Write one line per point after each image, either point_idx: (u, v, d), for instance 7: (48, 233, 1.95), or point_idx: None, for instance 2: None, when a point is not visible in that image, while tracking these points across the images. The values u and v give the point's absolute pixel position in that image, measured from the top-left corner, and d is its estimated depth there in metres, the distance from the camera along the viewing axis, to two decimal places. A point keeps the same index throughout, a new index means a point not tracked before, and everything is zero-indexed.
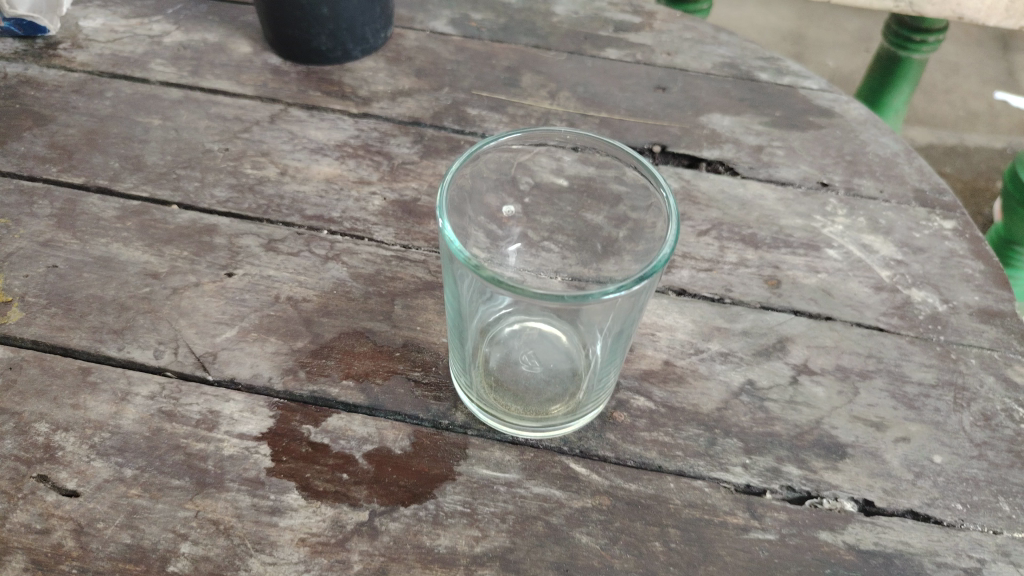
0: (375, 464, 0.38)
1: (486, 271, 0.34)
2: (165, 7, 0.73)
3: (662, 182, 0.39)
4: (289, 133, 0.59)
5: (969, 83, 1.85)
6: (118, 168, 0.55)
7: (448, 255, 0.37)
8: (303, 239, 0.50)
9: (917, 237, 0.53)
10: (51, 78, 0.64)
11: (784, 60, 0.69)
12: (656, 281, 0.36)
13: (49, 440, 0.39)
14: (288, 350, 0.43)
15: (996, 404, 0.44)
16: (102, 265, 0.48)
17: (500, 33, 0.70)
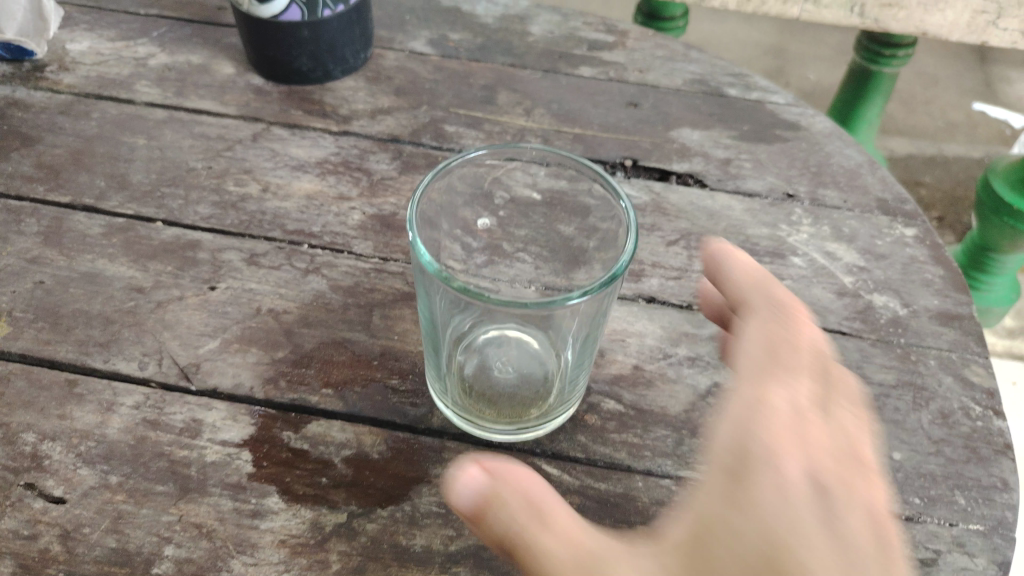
0: (353, 468, 0.40)
1: (457, 282, 0.35)
2: (150, 30, 0.75)
3: (621, 194, 0.41)
4: (271, 151, 0.61)
5: (946, 95, 1.88)
6: (104, 187, 0.57)
7: (419, 267, 0.38)
8: (284, 253, 0.52)
9: (879, 244, 0.55)
10: (38, 100, 0.65)
11: (753, 75, 0.71)
12: (618, 287, 0.37)
13: (36, 449, 0.40)
14: (269, 359, 0.45)
15: (954, 402, 0.45)
16: (88, 280, 0.49)
17: (477, 52, 0.72)
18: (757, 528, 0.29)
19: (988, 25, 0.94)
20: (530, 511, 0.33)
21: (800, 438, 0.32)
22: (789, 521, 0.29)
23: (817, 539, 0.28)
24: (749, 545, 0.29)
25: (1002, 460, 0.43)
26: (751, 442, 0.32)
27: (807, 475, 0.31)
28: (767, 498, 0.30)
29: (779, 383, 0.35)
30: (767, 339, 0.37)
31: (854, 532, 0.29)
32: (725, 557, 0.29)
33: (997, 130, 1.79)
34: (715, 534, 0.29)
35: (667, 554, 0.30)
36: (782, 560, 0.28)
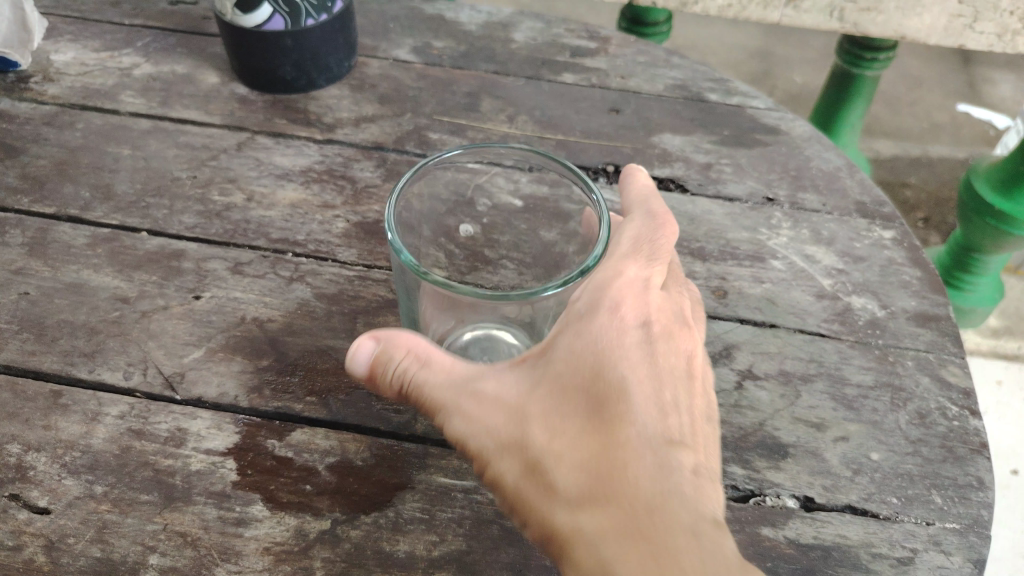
0: (336, 474, 0.40)
1: (433, 276, 0.36)
2: (135, 40, 0.75)
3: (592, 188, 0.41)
4: (255, 160, 0.61)
5: (930, 96, 1.90)
6: (88, 197, 0.57)
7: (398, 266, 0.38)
8: (269, 262, 0.52)
9: (858, 247, 0.56)
10: (23, 111, 0.65)
11: (734, 80, 0.72)
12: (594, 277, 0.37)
13: (21, 460, 0.40)
14: (254, 368, 0.45)
15: (931, 402, 0.46)
16: (73, 291, 0.50)
17: (461, 60, 0.72)
18: (594, 356, 0.35)
19: (965, 28, 0.95)
20: (417, 357, 0.38)
21: (643, 294, 0.38)
22: (621, 355, 0.35)
23: (642, 372, 0.35)
24: (584, 372, 0.35)
25: (977, 459, 0.43)
26: (608, 296, 0.37)
27: (642, 321, 0.37)
28: (604, 335, 0.36)
29: (636, 257, 0.40)
30: (634, 236, 0.42)
31: (667, 364, 0.36)
32: (567, 379, 0.35)
33: (982, 130, 1.81)
34: (559, 362, 0.36)
35: (522, 373, 0.36)
36: (610, 383, 0.35)
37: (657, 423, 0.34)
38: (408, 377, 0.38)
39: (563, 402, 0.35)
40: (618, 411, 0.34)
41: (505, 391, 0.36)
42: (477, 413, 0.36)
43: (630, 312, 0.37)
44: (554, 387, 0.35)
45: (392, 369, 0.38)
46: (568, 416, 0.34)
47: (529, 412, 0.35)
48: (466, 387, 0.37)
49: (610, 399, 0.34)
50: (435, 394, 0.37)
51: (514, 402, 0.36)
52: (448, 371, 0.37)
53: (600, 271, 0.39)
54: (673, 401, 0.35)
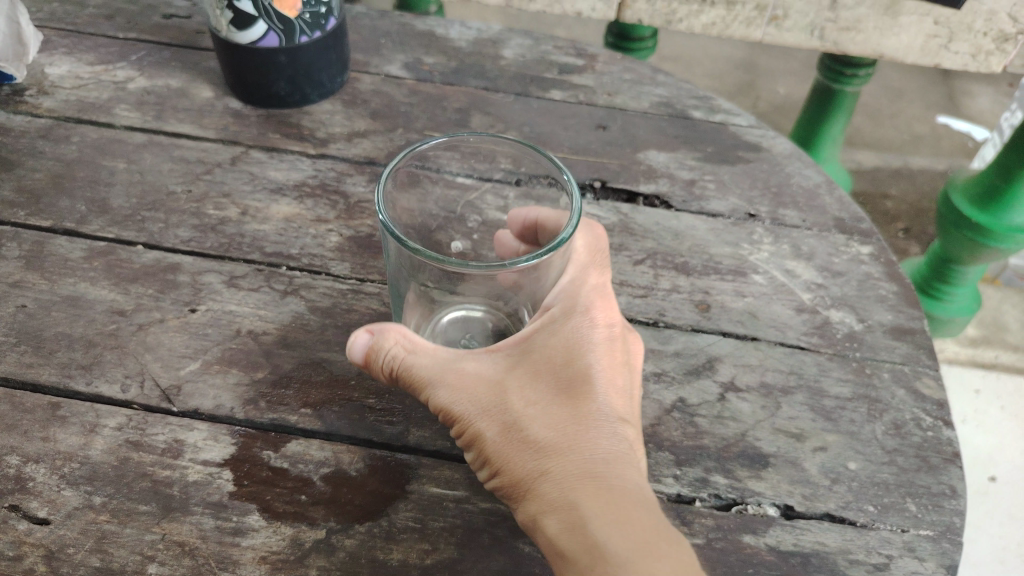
0: (331, 484, 0.41)
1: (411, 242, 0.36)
2: (129, 54, 0.76)
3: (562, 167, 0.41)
4: (249, 175, 0.62)
5: (910, 108, 1.93)
6: (84, 211, 0.58)
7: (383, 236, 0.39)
8: (263, 275, 0.53)
9: (837, 262, 0.58)
10: (18, 124, 0.66)
11: (717, 98, 0.74)
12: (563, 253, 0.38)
13: (21, 472, 0.41)
14: (249, 381, 0.46)
15: (906, 413, 0.48)
16: (70, 304, 0.50)
17: (451, 76, 0.74)
18: (566, 344, 0.39)
19: (940, 48, 0.97)
20: (404, 337, 0.40)
21: (607, 299, 0.41)
22: (591, 343, 0.39)
23: (608, 359, 0.39)
24: (557, 357, 0.39)
25: (950, 468, 0.45)
26: (577, 295, 0.41)
27: (608, 317, 0.40)
28: (576, 327, 0.39)
29: (599, 265, 0.43)
30: (591, 242, 0.44)
31: (627, 356, 0.40)
32: (539, 361, 0.39)
33: (960, 141, 1.84)
34: (533, 346, 0.39)
35: (498, 354, 0.39)
36: (580, 366, 0.38)
37: (618, 404, 0.38)
38: (392, 358, 0.40)
39: (536, 381, 0.38)
40: (586, 390, 0.38)
41: (483, 370, 0.39)
42: (454, 388, 0.39)
43: (598, 309, 0.40)
44: (528, 368, 0.39)
45: (380, 352, 0.40)
46: (540, 392, 0.38)
47: (505, 387, 0.38)
48: (447, 366, 0.39)
49: (580, 381, 0.38)
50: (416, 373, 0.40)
51: (490, 380, 0.38)
52: (430, 352, 0.39)
53: (568, 272, 0.42)
54: (630, 389, 0.39)
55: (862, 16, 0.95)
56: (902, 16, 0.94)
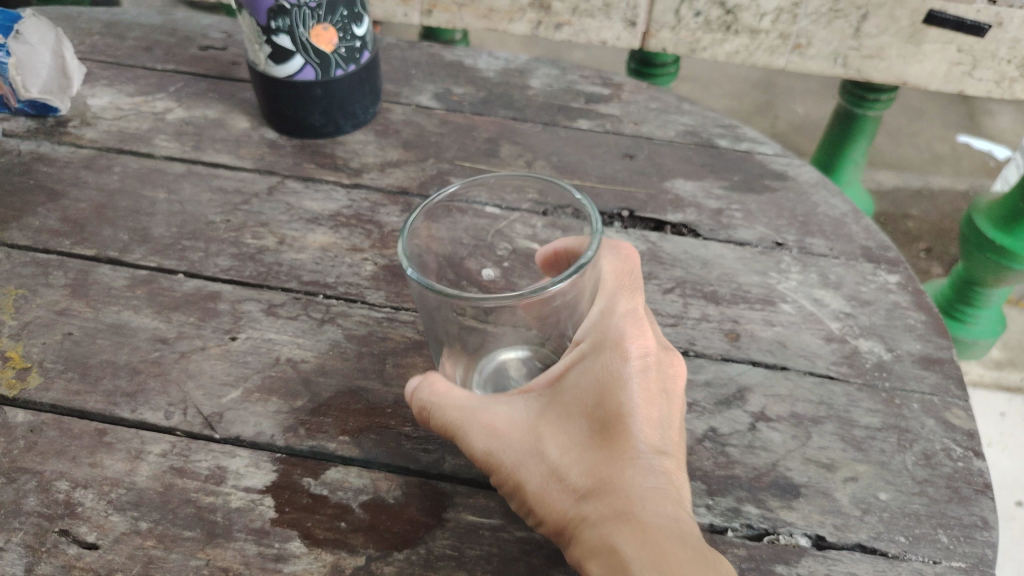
0: (369, 512, 0.42)
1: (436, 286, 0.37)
2: (167, 85, 0.78)
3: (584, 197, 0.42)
4: (285, 205, 0.64)
5: (932, 128, 1.93)
6: (127, 240, 0.60)
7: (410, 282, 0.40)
8: (301, 304, 0.55)
9: (864, 291, 0.58)
10: (62, 154, 0.68)
11: (742, 126, 0.75)
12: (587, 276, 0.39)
13: (70, 497, 0.42)
14: (289, 408, 0.47)
15: (936, 444, 0.48)
16: (114, 331, 0.52)
17: (480, 106, 0.75)
18: (595, 383, 0.39)
19: (963, 75, 0.98)
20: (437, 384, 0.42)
21: (639, 325, 0.41)
22: (621, 376, 0.39)
23: (642, 390, 0.38)
24: (587, 398, 0.39)
25: (981, 499, 0.45)
26: (607, 328, 0.41)
27: (640, 346, 0.40)
28: (604, 362, 0.39)
29: (630, 294, 0.44)
30: (618, 268, 0.45)
31: (664, 385, 0.39)
32: (570, 405, 0.39)
33: (982, 160, 1.83)
34: (563, 390, 0.40)
35: (531, 400, 0.40)
36: (609, 404, 0.38)
37: (653, 438, 0.38)
38: (428, 409, 0.42)
39: (569, 426, 0.39)
40: (619, 428, 0.38)
41: (516, 419, 0.40)
42: (490, 439, 0.40)
43: (629, 338, 0.40)
44: (560, 413, 0.39)
45: (417, 398, 0.42)
46: (574, 437, 0.39)
47: (539, 436, 0.39)
48: (480, 416, 0.40)
49: (611, 421, 0.38)
50: (452, 424, 0.41)
51: (525, 428, 0.40)
52: (463, 401, 0.41)
53: (600, 301, 0.43)
54: (670, 417, 0.39)
55: (885, 45, 0.96)
56: (925, 44, 0.95)
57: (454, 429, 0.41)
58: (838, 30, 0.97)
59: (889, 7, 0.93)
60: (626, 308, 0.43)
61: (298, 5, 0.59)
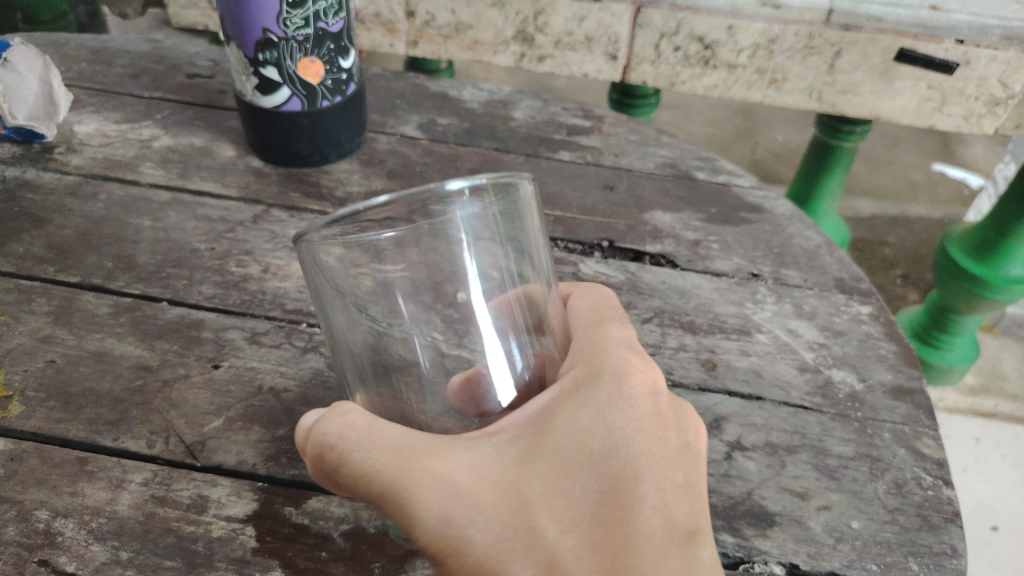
0: (350, 541, 0.43)
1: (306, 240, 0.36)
2: (153, 113, 0.79)
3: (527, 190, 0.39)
4: (270, 233, 0.64)
5: (908, 156, 1.97)
6: (111, 268, 0.60)
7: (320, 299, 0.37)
8: (284, 332, 0.55)
9: (837, 321, 0.60)
10: (47, 181, 0.69)
11: (719, 159, 0.77)
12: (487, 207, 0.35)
13: (50, 526, 0.42)
14: (270, 437, 0.48)
15: (906, 472, 0.49)
16: (97, 359, 0.52)
17: (464, 137, 0.77)
18: (599, 428, 0.36)
19: (934, 111, 1.01)
20: (344, 416, 0.36)
21: (641, 368, 0.39)
22: (630, 424, 0.37)
23: (648, 438, 0.37)
24: (588, 443, 0.36)
25: (950, 527, 0.46)
26: (602, 361, 0.39)
27: (643, 386, 0.38)
28: (608, 402, 0.37)
29: (619, 327, 0.42)
30: (595, 301, 0.43)
31: (669, 441, 0.37)
32: (566, 452, 0.35)
33: (956, 190, 1.87)
34: (554, 433, 0.36)
35: (503, 445, 0.35)
36: (615, 457, 0.36)
37: (666, 491, 0.35)
38: (346, 451, 0.35)
39: (564, 476, 0.35)
40: (627, 480, 0.35)
41: (484, 464, 0.35)
42: (449, 492, 0.34)
43: (630, 378, 0.38)
44: (552, 459, 0.35)
45: (318, 430, 0.37)
46: (572, 490, 0.35)
47: (519, 487, 0.35)
48: (433, 460, 0.34)
49: (618, 471, 0.35)
50: (388, 471, 0.34)
51: (499, 478, 0.35)
52: (404, 442, 0.35)
53: (593, 335, 0.40)
54: (679, 474, 0.37)
55: (858, 80, 1.00)
56: (897, 80, 0.98)
57: (391, 477, 0.34)
58: (813, 65, 0.99)
59: (861, 45, 0.96)
60: (622, 345, 0.40)
61: (286, 38, 0.61)
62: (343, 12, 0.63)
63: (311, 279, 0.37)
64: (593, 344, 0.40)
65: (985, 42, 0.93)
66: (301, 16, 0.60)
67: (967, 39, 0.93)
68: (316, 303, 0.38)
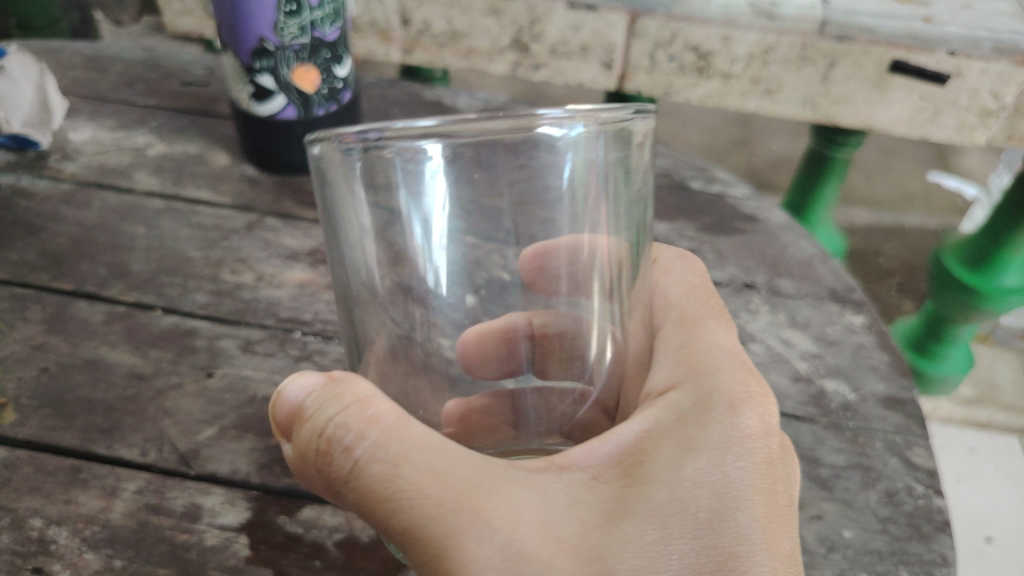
0: (344, 550, 0.43)
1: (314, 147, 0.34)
2: (149, 121, 0.79)
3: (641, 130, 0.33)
4: (265, 242, 0.65)
5: (903, 166, 1.98)
6: (104, 275, 0.60)
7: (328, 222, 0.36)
8: (277, 341, 0.55)
9: (830, 331, 0.60)
10: (42, 188, 0.69)
11: (714, 169, 0.77)
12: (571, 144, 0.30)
13: (43, 534, 0.42)
14: (264, 446, 0.48)
15: (898, 482, 0.49)
16: (91, 367, 0.52)
17: None
18: (706, 477, 0.33)
19: (927, 122, 1.02)
20: (364, 404, 0.33)
21: (762, 404, 0.37)
22: (748, 472, 0.33)
23: (764, 496, 0.33)
24: (692, 501, 0.32)
25: (940, 537, 0.46)
26: (714, 393, 0.36)
27: (761, 429, 0.35)
28: (716, 444, 0.34)
29: (735, 360, 0.40)
30: (689, 285, 0.45)
31: (785, 501, 0.34)
32: (660, 505, 0.32)
33: (951, 200, 1.87)
34: (650, 480, 0.33)
35: (581, 487, 0.33)
36: (721, 511, 0.32)
37: (781, 567, 0.31)
38: (368, 460, 0.32)
39: (660, 534, 0.31)
40: (736, 549, 0.31)
41: (554, 513, 0.32)
42: (510, 542, 0.31)
43: (746, 418, 0.36)
44: (645, 514, 0.32)
45: (322, 415, 0.34)
46: (669, 553, 0.31)
47: (603, 542, 0.31)
48: (486, 499, 0.32)
49: (722, 534, 0.32)
50: (433, 504, 0.31)
51: (573, 536, 0.31)
52: (453, 472, 0.32)
53: (701, 350, 0.39)
54: (794, 548, 0.33)
55: (852, 91, 1.01)
56: (890, 91, 0.99)
57: (438, 514, 0.31)
58: (807, 76, 1.00)
59: (855, 56, 0.97)
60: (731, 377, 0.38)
61: (282, 47, 0.61)
62: (339, 21, 0.63)
63: (325, 210, 0.35)
64: (705, 374, 0.37)
65: (976, 54, 0.94)
66: (297, 25, 0.61)
67: (959, 50, 0.94)
68: (329, 234, 0.36)
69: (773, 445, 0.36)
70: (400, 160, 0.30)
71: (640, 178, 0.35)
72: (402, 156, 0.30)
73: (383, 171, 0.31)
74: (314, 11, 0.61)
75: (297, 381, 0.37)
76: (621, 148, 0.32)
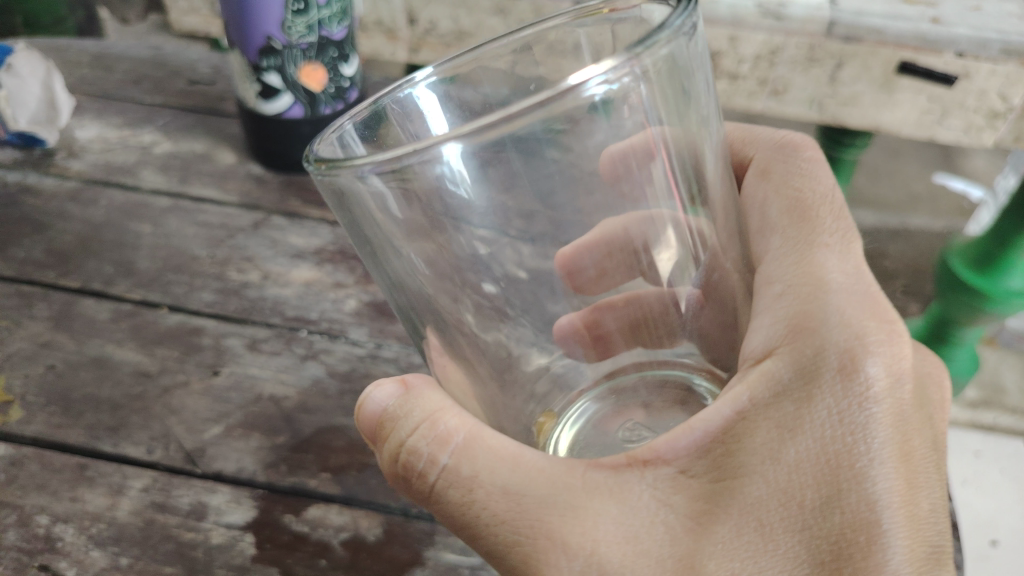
0: (350, 550, 0.43)
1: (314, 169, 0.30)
2: (155, 119, 0.79)
3: (671, 25, 0.26)
4: (271, 240, 0.64)
5: (909, 167, 1.98)
6: (110, 272, 0.60)
7: (362, 242, 0.33)
8: (283, 340, 0.55)
9: None
10: (48, 185, 0.69)
11: None
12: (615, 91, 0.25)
13: (50, 532, 0.43)
14: (270, 444, 0.48)
15: None
16: (97, 365, 0.52)
17: None
18: (814, 456, 0.30)
19: (935, 124, 1.02)
20: (432, 423, 0.34)
21: (888, 352, 0.32)
22: (866, 443, 0.30)
23: (889, 468, 0.30)
24: (801, 490, 0.30)
25: None
26: (819, 356, 0.32)
27: (885, 386, 0.31)
28: (823, 422, 0.31)
29: (848, 301, 0.33)
30: (790, 198, 0.39)
31: (919, 458, 0.31)
32: (758, 499, 0.30)
33: (956, 202, 1.87)
34: (744, 474, 0.31)
35: (667, 486, 0.31)
36: (837, 492, 0.30)
37: (910, 547, 0.29)
38: (444, 485, 0.33)
39: (759, 532, 0.30)
40: (852, 535, 0.29)
41: (638, 525, 0.31)
42: (591, 563, 0.31)
43: (861, 378, 0.31)
44: (739, 514, 0.30)
45: (396, 437, 0.35)
46: (773, 548, 0.30)
47: (693, 549, 0.30)
48: (562, 525, 0.32)
49: (835, 521, 0.29)
50: (510, 529, 0.32)
51: (665, 549, 0.31)
52: (525, 491, 0.32)
53: (806, 290, 0.34)
54: (934, 506, 0.31)
55: (859, 93, 1.00)
56: (897, 92, 0.99)
57: (516, 542, 0.32)
58: (814, 77, 1.00)
59: (862, 57, 0.97)
60: (838, 326, 0.32)
61: (289, 45, 0.61)
62: (347, 20, 0.63)
63: (351, 229, 0.33)
64: (805, 334, 0.33)
65: (984, 55, 0.93)
66: (304, 24, 0.61)
67: (967, 51, 0.93)
68: (364, 254, 0.34)
69: (899, 398, 0.31)
70: (443, 169, 0.27)
71: (683, 83, 0.29)
72: (441, 168, 0.27)
73: (417, 184, 0.27)
74: (321, 9, 0.61)
75: (375, 393, 0.37)
76: (666, 66, 0.27)
